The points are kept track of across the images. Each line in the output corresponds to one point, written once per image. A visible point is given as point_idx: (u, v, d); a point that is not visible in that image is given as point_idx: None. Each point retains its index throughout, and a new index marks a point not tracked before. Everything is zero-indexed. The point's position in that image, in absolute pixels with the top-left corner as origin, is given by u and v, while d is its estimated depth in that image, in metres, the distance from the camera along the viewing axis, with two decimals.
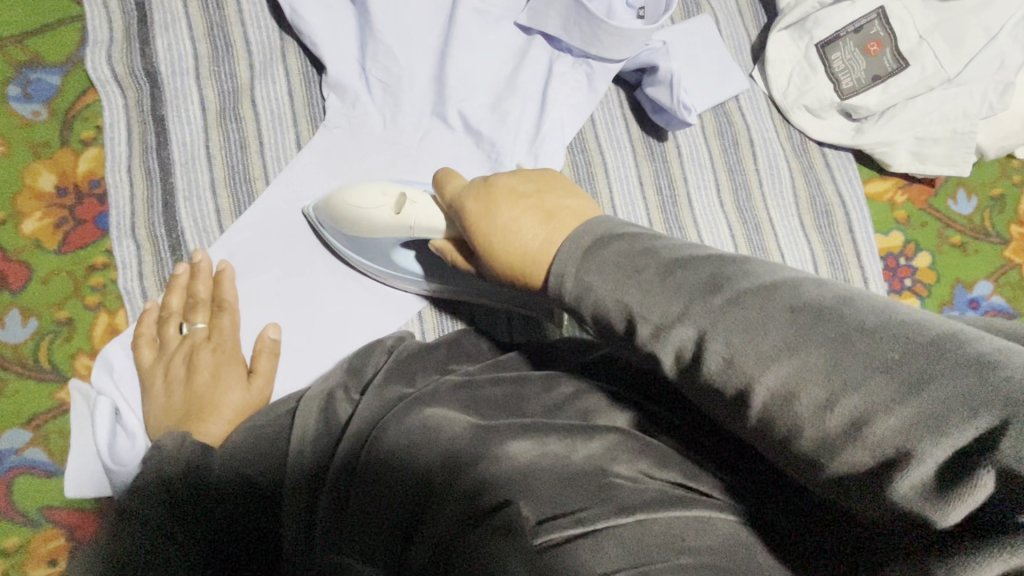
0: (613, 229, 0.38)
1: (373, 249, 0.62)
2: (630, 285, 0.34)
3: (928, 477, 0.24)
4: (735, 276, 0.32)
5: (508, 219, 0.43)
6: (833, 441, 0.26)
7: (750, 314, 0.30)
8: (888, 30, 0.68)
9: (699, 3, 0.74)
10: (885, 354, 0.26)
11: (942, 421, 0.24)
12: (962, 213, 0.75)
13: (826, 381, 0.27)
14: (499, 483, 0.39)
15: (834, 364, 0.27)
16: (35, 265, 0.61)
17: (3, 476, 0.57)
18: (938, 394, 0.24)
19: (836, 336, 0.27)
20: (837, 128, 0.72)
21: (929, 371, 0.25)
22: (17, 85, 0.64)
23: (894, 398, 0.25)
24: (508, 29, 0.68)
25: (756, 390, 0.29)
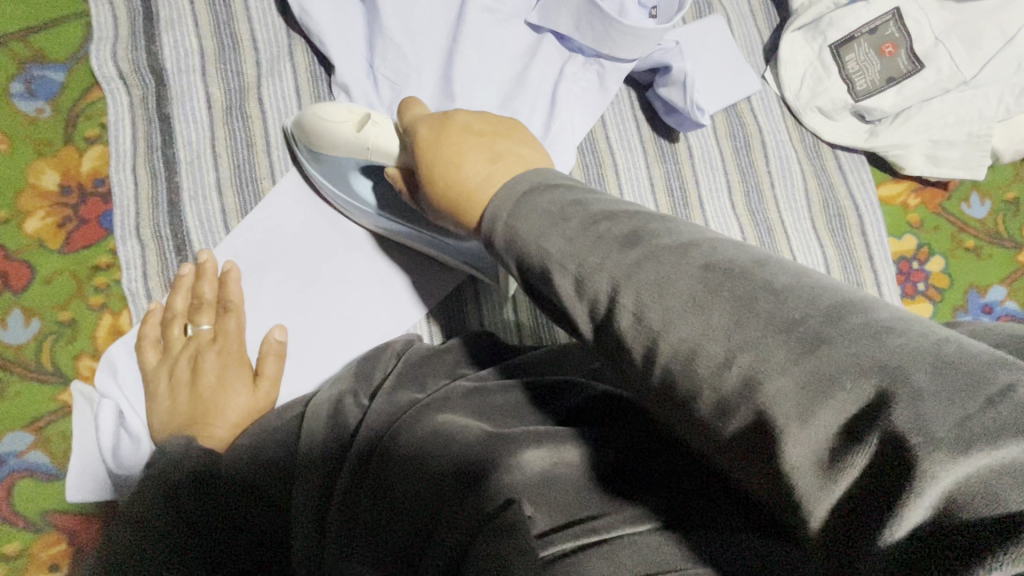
0: (546, 180, 0.37)
1: (337, 179, 0.61)
2: (554, 232, 0.33)
3: (815, 445, 0.23)
4: (657, 232, 0.31)
5: (457, 153, 0.44)
6: (743, 405, 0.24)
7: (663, 268, 0.29)
8: (903, 31, 0.67)
9: (712, 3, 0.73)
10: (787, 314, 0.25)
11: (833, 381, 0.23)
12: (976, 216, 0.74)
13: (725, 338, 0.25)
14: (516, 491, 0.38)
15: (738, 315, 0.26)
16: (37, 265, 0.60)
17: (4, 480, 0.56)
18: (839, 352, 0.23)
19: (745, 295, 0.26)
20: (850, 130, 0.71)
21: (825, 330, 0.24)
22: (20, 81, 0.63)
23: (790, 359, 0.24)
24: (519, 28, 0.68)
25: (660, 347, 0.27)
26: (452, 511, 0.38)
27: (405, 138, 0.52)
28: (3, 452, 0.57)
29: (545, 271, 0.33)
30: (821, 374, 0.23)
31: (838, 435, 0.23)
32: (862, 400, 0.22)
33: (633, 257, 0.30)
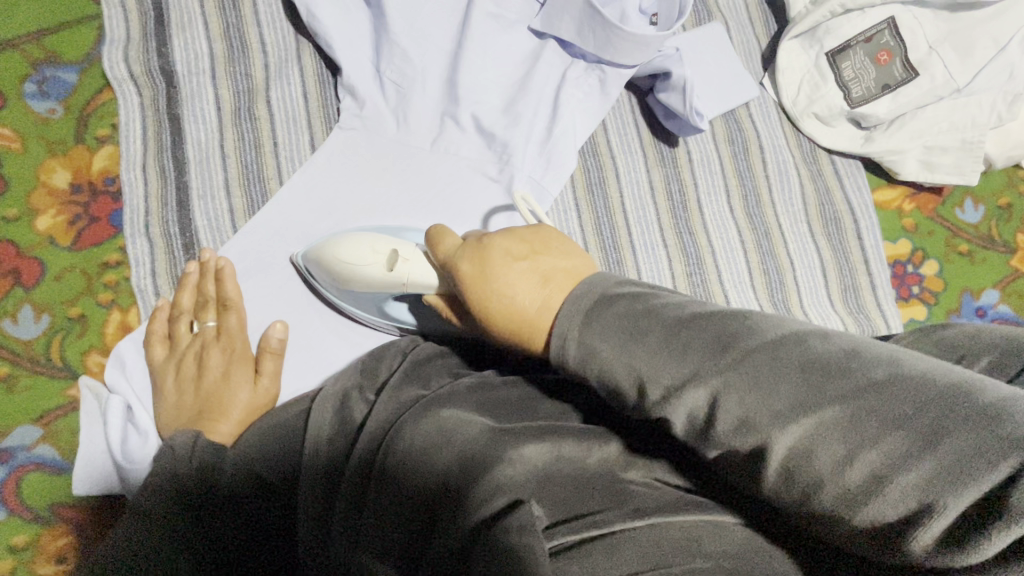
0: (611, 290, 0.39)
1: (368, 301, 0.61)
2: (636, 351, 0.35)
3: (939, 529, 0.26)
4: (743, 334, 0.33)
5: (505, 283, 0.43)
6: (872, 498, 0.27)
7: (758, 371, 0.31)
8: (898, 40, 0.69)
9: (711, 11, 0.75)
10: (897, 410, 0.27)
11: (964, 474, 0.25)
12: (970, 221, 0.76)
13: (843, 438, 0.28)
14: (514, 485, 0.39)
15: (847, 431, 0.28)
16: (47, 262, 0.61)
17: (13, 472, 0.57)
18: (954, 445, 0.26)
19: (849, 396, 0.29)
20: (846, 136, 0.72)
21: (942, 424, 0.26)
22: (32, 81, 0.64)
23: (908, 454, 0.26)
24: (523, 34, 0.69)
25: (772, 449, 0.30)
26: (454, 505, 0.39)
27: (441, 270, 0.51)
28: (11, 445, 0.58)
29: (636, 383, 0.35)
30: (946, 469, 0.25)
31: (964, 517, 0.25)
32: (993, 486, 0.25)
33: (731, 361, 0.32)
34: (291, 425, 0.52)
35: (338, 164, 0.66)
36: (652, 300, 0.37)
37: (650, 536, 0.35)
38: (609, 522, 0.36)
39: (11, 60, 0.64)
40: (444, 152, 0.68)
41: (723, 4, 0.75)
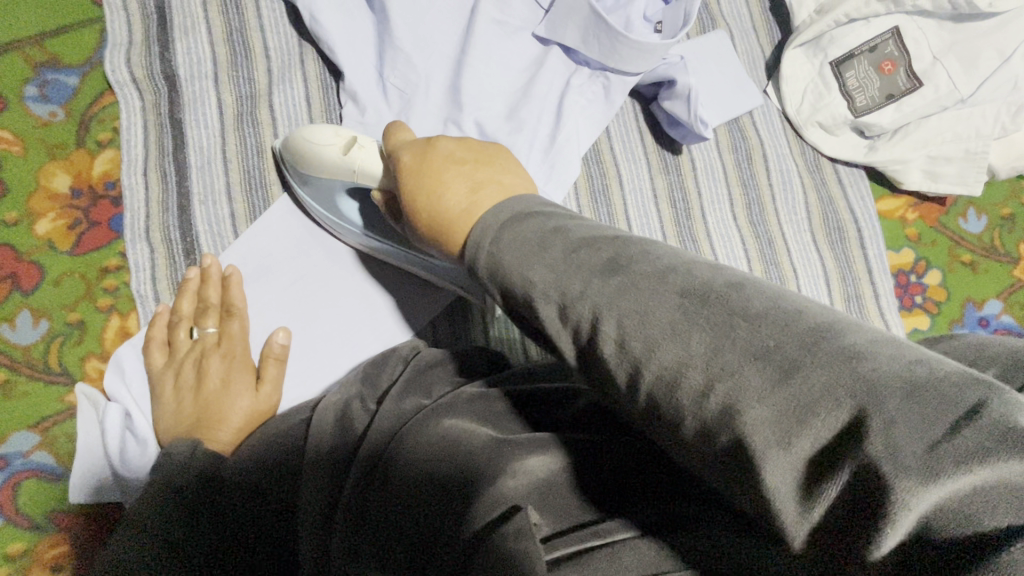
0: (531, 208, 0.38)
1: (323, 198, 0.61)
2: (535, 265, 0.34)
3: (790, 477, 0.24)
4: (634, 259, 0.32)
5: (440, 181, 0.45)
6: (723, 429, 0.26)
7: (639, 296, 0.30)
8: (902, 50, 0.68)
9: (715, 19, 0.75)
10: (763, 340, 0.26)
11: (808, 410, 0.24)
12: (972, 231, 0.76)
13: (706, 365, 0.27)
14: (520, 497, 0.39)
15: (709, 356, 0.27)
16: (46, 266, 0.61)
17: (8, 480, 0.56)
18: (808, 382, 0.24)
19: (722, 322, 0.27)
20: (850, 145, 0.72)
21: (801, 357, 0.25)
22: (34, 85, 0.64)
23: (765, 386, 0.25)
24: (527, 41, 0.69)
25: (645, 373, 0.29)
26: (460, 517, 0.39)
27: (389, 163, 0.53)
28: (8, 453, 0.57)
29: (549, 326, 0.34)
30: (791, 404, 0.24)
31: (812, 463, 0.23)
32: (838, 429, 0.23)
33: (614, 286, 0.31)
34: (295, 433, 0.52)
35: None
36: (537, 233, 0.36)
37: (654, 547, 0.34)
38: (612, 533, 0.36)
39: (12, 62, 0.64)
40: None
41: (727, 12, 0.75)
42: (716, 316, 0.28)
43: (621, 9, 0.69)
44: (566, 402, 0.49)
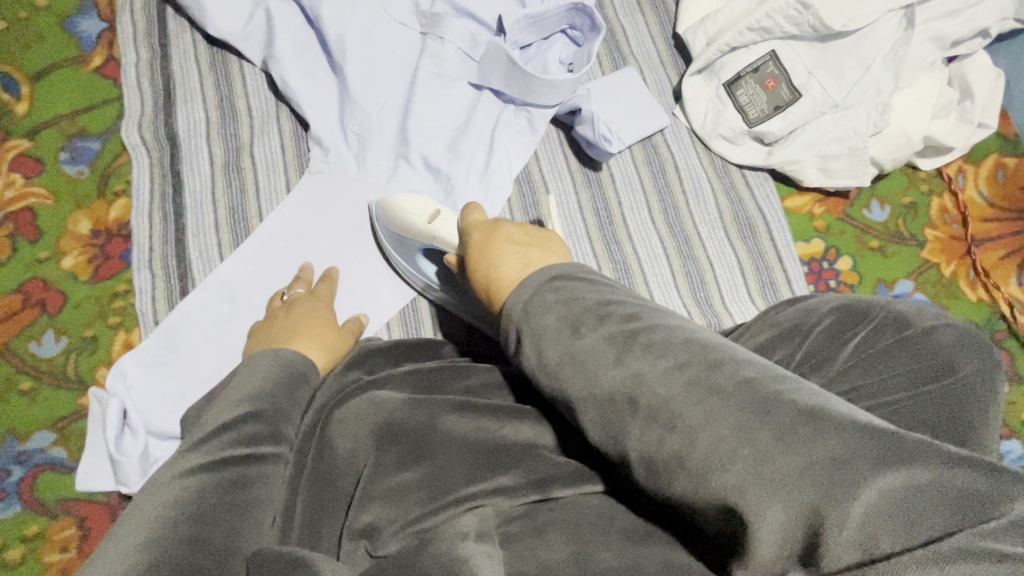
0: (585, 272, 0.47)
1: (405, 253, 0.75)
2: (576, 303, 0.43)
3: (764, 481, 0.31)
4: (653, 316, 0.42)
5: (497, 257, 0.54)
6: (709, 439, 0.33)
7: (654, 339, 0.39)
8: (781, 69, 0.79)
9: (625, 59, 0.88)
10: (747, 378, 0.35)
11: (781, 425, 0.32)
12: (877, 220, 0.83)
13: (699, 391, 0.35)
14: (431, 456, 0.50)
15: (706, 409, 0.34)
16: (69, 293, 0.74)
17: (30, 473, 0.67)
18: (785, 415, 0.32)
19: (713, 363, 0.37)
20: (752, 152, 0.82)
21: (777, 392, 0.34)
22: (66, 152, 0.79)
23: (743, 407, 0.33)
24: (462, 87, 0.82)
25: (638, 388, 0.37)
26: (374, 469, 0.50)
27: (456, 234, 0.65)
28: (31, 449, 0.68)
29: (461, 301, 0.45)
30: (775, 439, 0.31)
31: (783, 471, 0.30)
32: (803, 443, 0.31)
33: (631, 327, 0.41)
34: None
35: (308, 203, 0.78)
36: (570, 292, 0.44)
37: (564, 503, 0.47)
38: (529, 506, 0.47)
39: (50, 136, 0.80)
40: (397, 186, 0.80)
41: (635, 52, 0.89)
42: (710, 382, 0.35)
43: (540, 57, 0.83)
44: (500, 386, 0.59)
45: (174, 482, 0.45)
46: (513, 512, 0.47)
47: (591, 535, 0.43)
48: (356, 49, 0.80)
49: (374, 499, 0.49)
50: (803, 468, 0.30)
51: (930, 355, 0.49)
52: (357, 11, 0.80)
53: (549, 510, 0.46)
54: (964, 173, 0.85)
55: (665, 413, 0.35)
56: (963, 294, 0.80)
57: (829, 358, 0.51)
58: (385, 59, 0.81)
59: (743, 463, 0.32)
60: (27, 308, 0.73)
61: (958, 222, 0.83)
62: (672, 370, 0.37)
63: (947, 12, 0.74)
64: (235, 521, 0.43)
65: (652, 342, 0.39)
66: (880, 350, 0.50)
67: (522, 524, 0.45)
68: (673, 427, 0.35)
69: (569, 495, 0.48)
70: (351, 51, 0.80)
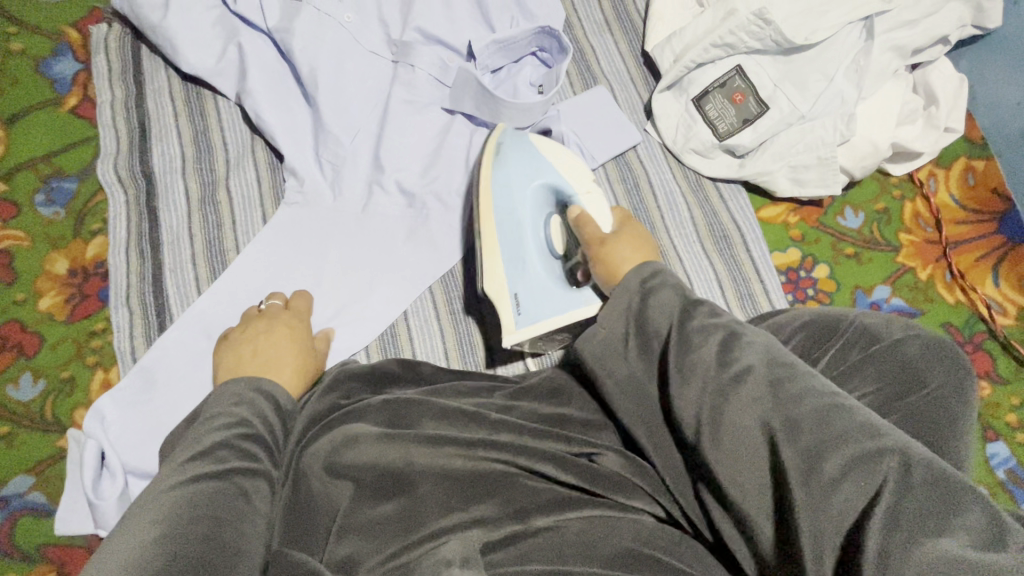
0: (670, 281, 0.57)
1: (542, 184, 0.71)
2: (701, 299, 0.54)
3: (843, 487, 0.36)
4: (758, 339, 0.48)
5: (623, 244, 0.65)
6: (802, 441, 0.39)
7: (778, 352, 0.46)
8: (747, 82, 0.79)
9: (596, 79, 0.89)
10: (851, 406, 0.40)
11: (869, 451, 0.37)
12: (852, 227, 0.84)
13: (806, 409, 0.40)
14: (409, 488, 0.50)
15: (799, 403, 0.41)
16: (46, 334, 0.74)
17: (7, 519, 0.66)
18: (870, 439, 0.38)
19: (824, 389, 0.42)
20: (724, 165, 0.83)
21: (880, 426, 0.39)
22: (42, 193, 0.80)
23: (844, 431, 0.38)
24: (435, 112, 0.82)
25: (743, 387, 0.43)
26: (351, 503, 0.50)
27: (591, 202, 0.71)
28: (9, 493, 0.67)
29: None
30: (858, 432, 0.38)
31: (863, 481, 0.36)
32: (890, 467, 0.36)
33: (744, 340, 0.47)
34: None
35: (284, 234, 0.78)
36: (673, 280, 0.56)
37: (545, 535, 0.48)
38: (512, 534, 0.49)
39: (26, 177, 0.80)
40: (373, 214, 0.80)
41: (605, 71, 0.90)
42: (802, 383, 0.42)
43: (509, 81, 0.84)
44: (475, 415, 0.56)
45: (164, 495, 0.44)
46: (495, 539, 0.48)
47: (571, 562, 0.46)
48: (326, 77, 0.79)
49: (350, 532, 0.49)
50: (879, 460, 0.36)
51: (899, 369, 0.49)
52: (325, 40, 0.80)
53: (531, 538, 0.48)
54: (936, 177, 0.86)
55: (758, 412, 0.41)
56: (940, 298, 0.80)
57: None
58: (354, 87, 0.81)
59: (821, 464, 0.37)
60: (4, 351, 0.72)
61: (931, 226, 0.84)
62: (765, 367, 0.44)
63: (905, 22, 0.76)
64: (236, 525, 0.43)
65: (736, 353, 0.45)
66: (849, 366, 0.51)
67: (507, 550, 0.48)
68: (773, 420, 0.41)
69: (545, 523, 0.49)
70: (321, 80, 0.79)
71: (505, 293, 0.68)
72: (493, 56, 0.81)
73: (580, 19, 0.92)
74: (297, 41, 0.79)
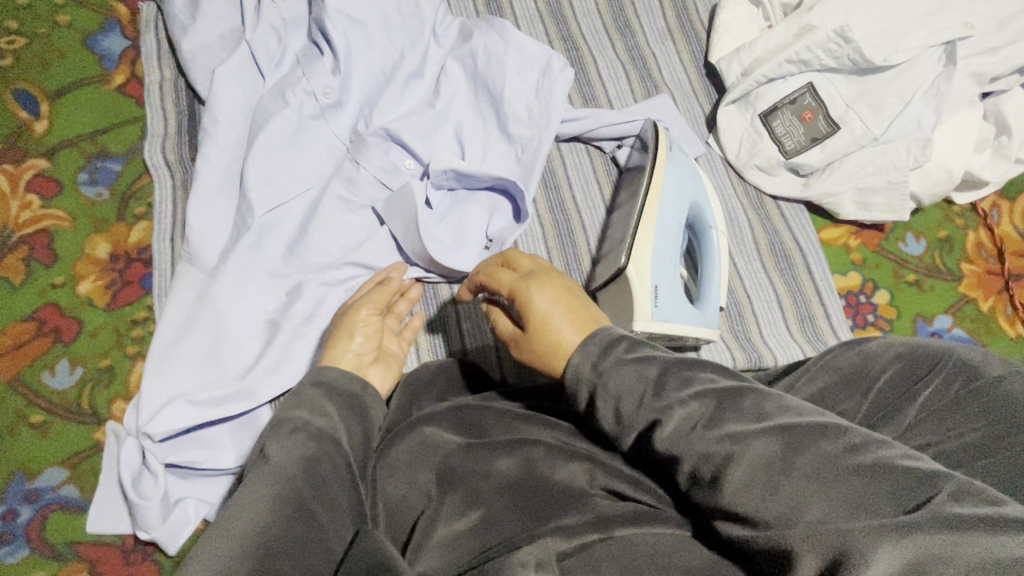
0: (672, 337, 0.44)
1: (683, 196, 0.71)
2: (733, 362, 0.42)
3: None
4: (774, 399, 0.37)
5: (545, 321, 0.49)
6: (833, 517, 0.30)
7: (779, 404, 0.36)
8: (818, 100, 0.77)
9: (658, 86, 0.87)
10: (891, 462, 0.31)
11: (916, 526, 0.28)
12: (914, 253, 0.82)
13: (833, 468, 0.31)
14: (484, 502, 0.48)
15: (818, 476, 0.31)
16: (85, 320, 0.71)
17: (39, 512, 0.63)
18: (921, 506, 0.29)
19: (845, 441, 0.33)
20: (787, 183, 0.81)
21: (930, 486, 0.30)
22: (86, 172, 0.77)
23: (873, 498, 0.30)
24: (490, 113, 0.78)
25: (753, 443, 0.34)
26: (429, 519, 0.48)
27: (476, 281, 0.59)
28: (41, 486, 0.64)
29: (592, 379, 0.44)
30: (900, 497, 0.30)
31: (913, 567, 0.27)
32: (943, 541, 0.27)
33: (743, 396, 0.38)
34: None
35: (283, 236, 0.70)
36: (638, 352, 0.43)
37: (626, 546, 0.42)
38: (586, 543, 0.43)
39: (69, 155, 0.77)
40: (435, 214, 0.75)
41: (667, 80, 0.88)
42: (813, 439, 0.33)
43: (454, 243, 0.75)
44: (550, 422, 0.55)
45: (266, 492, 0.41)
46: (568, 546, 0.43)
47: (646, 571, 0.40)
48: (363, 67, 0.74)
49: (425, 553, 0.46)
50: (937, 537, 0.27)
51: (1002, 407, 0.44)
52: (373, 25, 0.74)
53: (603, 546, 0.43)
54: (999, 208, 0.85)
55: (768, 474, 0.33)
56: (1001, 331, 0.79)
57: (899, 410, 0.49)
58: (398, 81, 0.76)
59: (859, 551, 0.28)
60: (41, 336, 0.69)
61: (994, 257, 0.83)
62: (780, 418, 0.35)
63: (986, 49, 0.74)
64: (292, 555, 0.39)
65: (761, 405, 0.37)
66: (953, 401, 0.46)
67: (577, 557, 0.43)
68: (789, 485, 0.32)
69: (631, 532, 0.44)
70: (358, 70, 0.73)
71: (647, 282, 0.66)
72: (519, 123, 0.77)
73: (643, 26, 0.91)
74: (337, 24, 0.72)
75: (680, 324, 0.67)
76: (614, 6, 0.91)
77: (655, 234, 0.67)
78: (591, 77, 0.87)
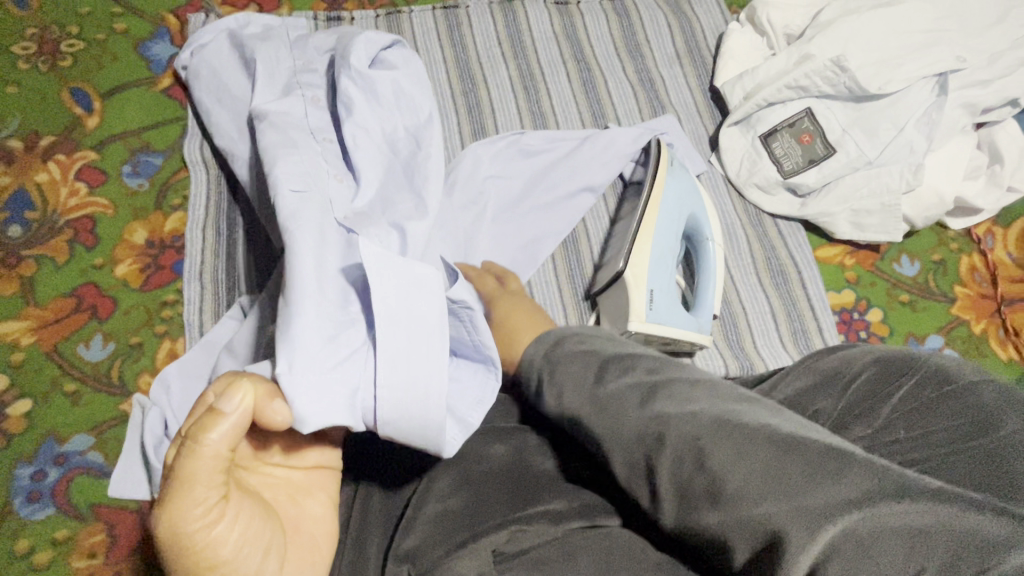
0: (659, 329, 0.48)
1: (682, 208, 0.75)
2: None
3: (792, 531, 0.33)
4: (703, 389, 0.44)
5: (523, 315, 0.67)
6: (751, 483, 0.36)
7: (708, 394, 0.43)
8: (816, 124, 0.81)
9: (665, 106, 0.92)
10: (794, 435, 0.38)
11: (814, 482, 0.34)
12: (908, 274, 0.85)
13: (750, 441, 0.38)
14: (476, 483, 0.51)
15: (738, 450, 0.38)
16: (120, 299, 0.76)
17: (65, 474, 0.68)
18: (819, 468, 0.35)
19: (757, 421, 0.39)
20: (785, 202, 0.84)
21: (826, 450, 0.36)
22: (129, 164, 0.83)
23: (782, 464, 0.36)
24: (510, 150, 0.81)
25: (689, 426, 0.41)
26: (422, 494, 0.51)
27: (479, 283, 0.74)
28: (69, 450, 0.69)
29: None
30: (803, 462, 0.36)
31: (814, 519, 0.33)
32: (838, 495, 0.33)
33: (679, 388, 0.44)
34: None
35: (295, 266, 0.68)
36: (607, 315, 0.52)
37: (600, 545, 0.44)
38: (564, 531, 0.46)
39: (116, 149, 0.84)
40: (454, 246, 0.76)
41: (674, 101, 0.93)
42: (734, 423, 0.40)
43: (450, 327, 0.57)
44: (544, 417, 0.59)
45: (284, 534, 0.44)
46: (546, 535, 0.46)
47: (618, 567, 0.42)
48: None
49: (417, 526, 0.48)
50: (833, 491, 0.34)
51: (975, 411, 0.48)
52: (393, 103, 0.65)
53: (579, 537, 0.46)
54: (993, 234, 0.88)
55: (701, 450, 0.39)
56: (993, 353, 0.82)
57: (875, 410, 0.52)
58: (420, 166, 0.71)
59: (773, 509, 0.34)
60: (79, 312, 0.75)
61: (987, 281, 0.86)
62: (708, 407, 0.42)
63: (978, 81, 0.78)
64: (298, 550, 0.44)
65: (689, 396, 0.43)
66: (919, 406, 0.50)
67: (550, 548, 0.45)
68: (719, 460, 0.38)
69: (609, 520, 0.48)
70: (368, 146, 0.62)
71: (643, 285, 0.70)
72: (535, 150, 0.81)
73: (653, 50, 0.96)
74: None
75: (673, 328, 0.70)
76: (626, 30, 0.96)
77: (653, 242, 0.71)
78: (601, 95, 0.92)
